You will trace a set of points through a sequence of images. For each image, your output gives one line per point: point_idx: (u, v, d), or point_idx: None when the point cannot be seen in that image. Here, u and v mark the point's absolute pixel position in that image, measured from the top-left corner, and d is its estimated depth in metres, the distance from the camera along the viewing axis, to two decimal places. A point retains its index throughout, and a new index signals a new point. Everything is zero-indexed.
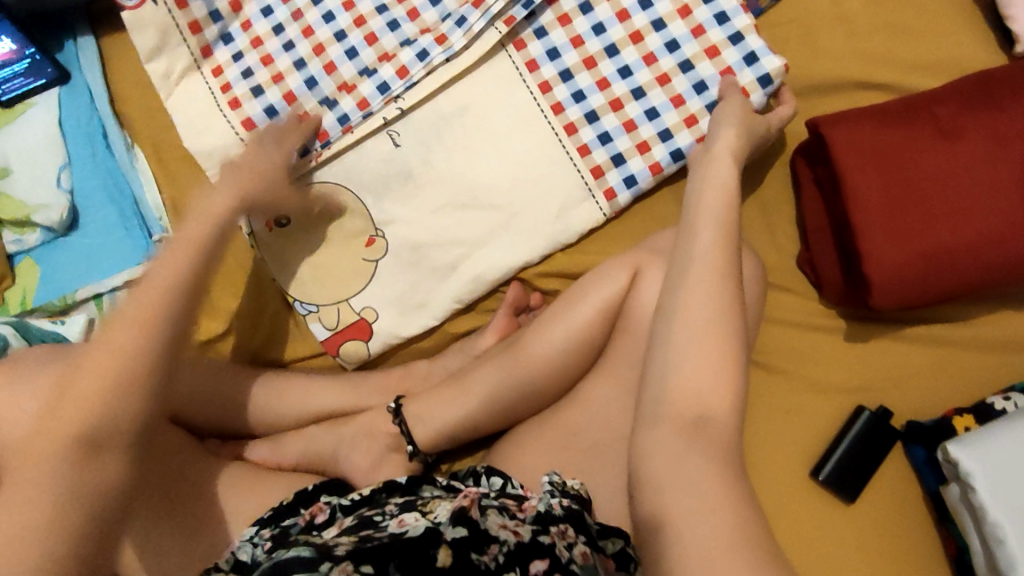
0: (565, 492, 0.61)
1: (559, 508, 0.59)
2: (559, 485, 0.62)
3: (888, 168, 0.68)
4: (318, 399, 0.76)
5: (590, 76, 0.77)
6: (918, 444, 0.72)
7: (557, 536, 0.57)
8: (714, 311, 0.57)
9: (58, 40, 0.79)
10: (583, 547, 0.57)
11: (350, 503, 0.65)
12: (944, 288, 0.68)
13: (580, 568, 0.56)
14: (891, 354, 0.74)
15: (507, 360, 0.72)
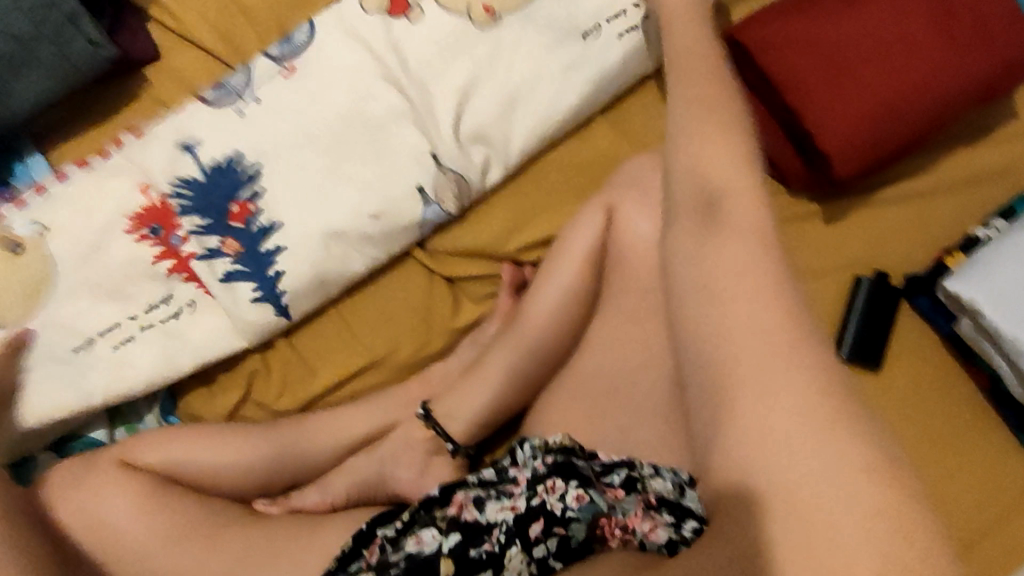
0: (549, 450, 0.65)
1: (546, 464, 0.64)
2: (541, 445, 0.67)
3: (824, 54, 0.71)
4: (349, 428, 0.77)
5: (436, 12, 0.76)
6: (920, 295, 0.74)
7: (546, 492, 0.61)
8: (636, 334, 0.68)
9: (5, 163, 0.80)
10: (575, 491, 0.59)
11: (397, 531, 0.65)
12: (925, 118, 0.71)
13: (578, 510, 0.58)
14: (871, 219, 0.77)
15: (511, 337, 0.74)
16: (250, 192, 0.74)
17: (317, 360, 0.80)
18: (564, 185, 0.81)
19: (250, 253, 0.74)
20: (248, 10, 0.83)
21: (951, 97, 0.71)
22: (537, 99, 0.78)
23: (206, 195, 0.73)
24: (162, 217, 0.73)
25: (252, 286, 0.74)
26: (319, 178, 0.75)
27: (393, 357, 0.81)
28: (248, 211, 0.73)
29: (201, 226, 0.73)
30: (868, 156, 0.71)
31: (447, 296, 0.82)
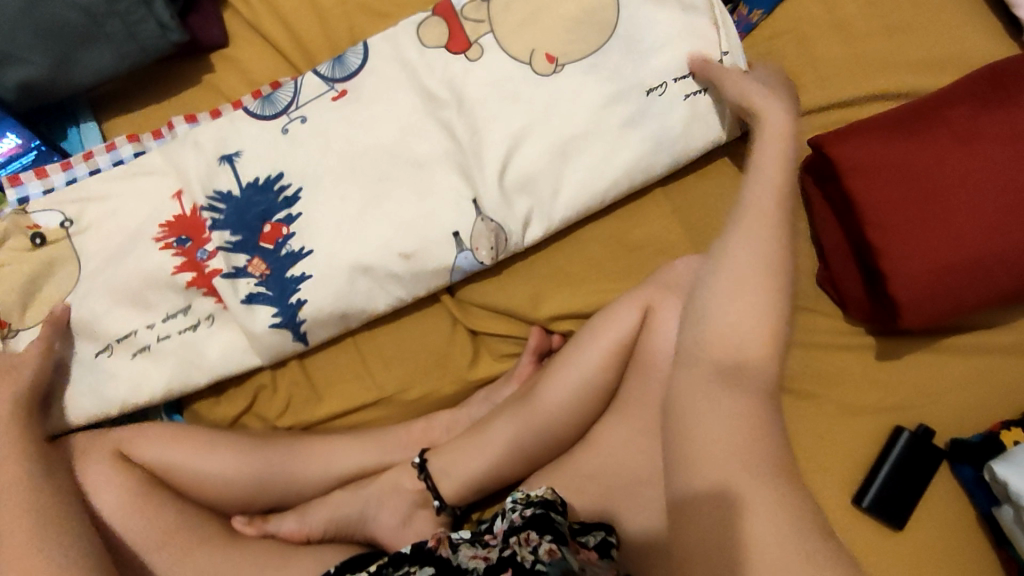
0: (529, 502, 0.62)
1: (522, 517, 0.60)
2: (522, 499, 0.63)
3: (914, 189, 0.64)
4: (341, 462, 0.76)
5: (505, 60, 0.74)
6: (964, 463, 0.69)
7: (520, 544, 0.57)
8: (651, 445, 0.65)
9: (62, 127, 0.81)
10: (549, 545, 0.56)
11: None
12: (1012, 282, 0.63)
13: (548, 564, 0.54)
14: (929, 369, 0.70)
15: (521, 411, 0.71)
16: (284, 214, 0.73)
17: (326, 389, 0.79)
18: (607, 258, 0.77)
19: (276, 277, 0.72)
20: (327, 19, 0.82)
21: None
22: (591, 158, 0.74)
23: (236, 210, 0.73)
24: (193, 226, 0.73)
25: (272, 311, 0.73)
26: (355, 206, 0.73)
27: (402, 400, 0.79)
28: (280, 232, 0.72)
29: (229, 242, 0.72)
30: (942, 312, 0.64)
31: (469, 348, 0.79)
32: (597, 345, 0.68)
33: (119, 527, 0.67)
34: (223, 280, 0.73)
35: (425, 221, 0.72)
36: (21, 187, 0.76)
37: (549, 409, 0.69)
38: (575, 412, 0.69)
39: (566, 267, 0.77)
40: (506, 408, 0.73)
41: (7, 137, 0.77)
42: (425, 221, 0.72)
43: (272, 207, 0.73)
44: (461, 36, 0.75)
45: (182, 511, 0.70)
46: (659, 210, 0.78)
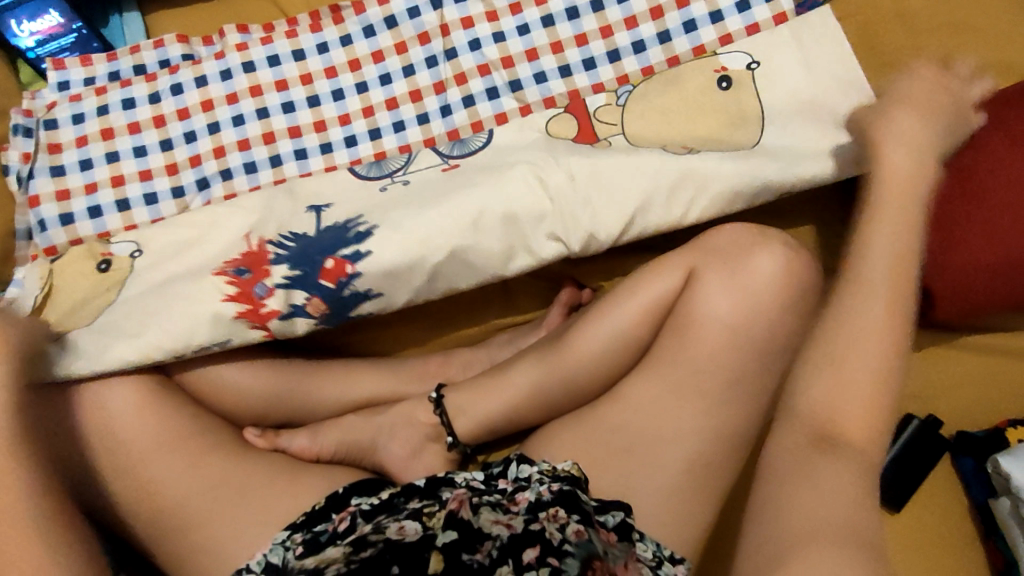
0: (556, 476, 0.63)
1: (550, 492, 0.61)
2: (549, 472, 0.64)
3: (963, 187, 0.66)
4: (358, 387, 0.76)
5: (576, 50, 0.77)
6: (966, 455, 0.71)
7: (548, 520, 0.59)
8: (674, 402, 0.66)
9: (104, 14, 0.80)
10: (577, 526, 0.58)
11: (371, 507, 0.63)
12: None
13: (574, 546, 0.56)
14: (946, 362, 0.73)
15: (547, 357, 0.72)
16: (351, 249, 0.68)
17: None
18: None
19: (337, 308, 0.69)
20: None
21: None
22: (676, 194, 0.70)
23: (302, 248, 0.69)
24: (247, 280, 0.68)
25: (312, 321, 0.69)
26: (424, 216, 0.69)
27: (425, 330, 0.80)
28: (345, 270, 0.68)
29: (286, 277, 0.68)
30: (974, 307, 0.67)
31: (498, 291, 0.80)
32: (632, 299, 0.69)
33: (128, 424, 0.66)
34: (274, 308, 0.68)
35: (491, 264, 0.70)
36: (64, 72, 0.77)
37: (577, 356, 0.70)
38: (601, 361, 0.70)
39: None
40: (530, 352, 0.75)
41: (48, 14, 0.75)
42: (486, 261, 0.70)
43: (342, 240, 0.69)
44: (591, 131, 0.74)
45: (195, 416, 0.69)
46: None
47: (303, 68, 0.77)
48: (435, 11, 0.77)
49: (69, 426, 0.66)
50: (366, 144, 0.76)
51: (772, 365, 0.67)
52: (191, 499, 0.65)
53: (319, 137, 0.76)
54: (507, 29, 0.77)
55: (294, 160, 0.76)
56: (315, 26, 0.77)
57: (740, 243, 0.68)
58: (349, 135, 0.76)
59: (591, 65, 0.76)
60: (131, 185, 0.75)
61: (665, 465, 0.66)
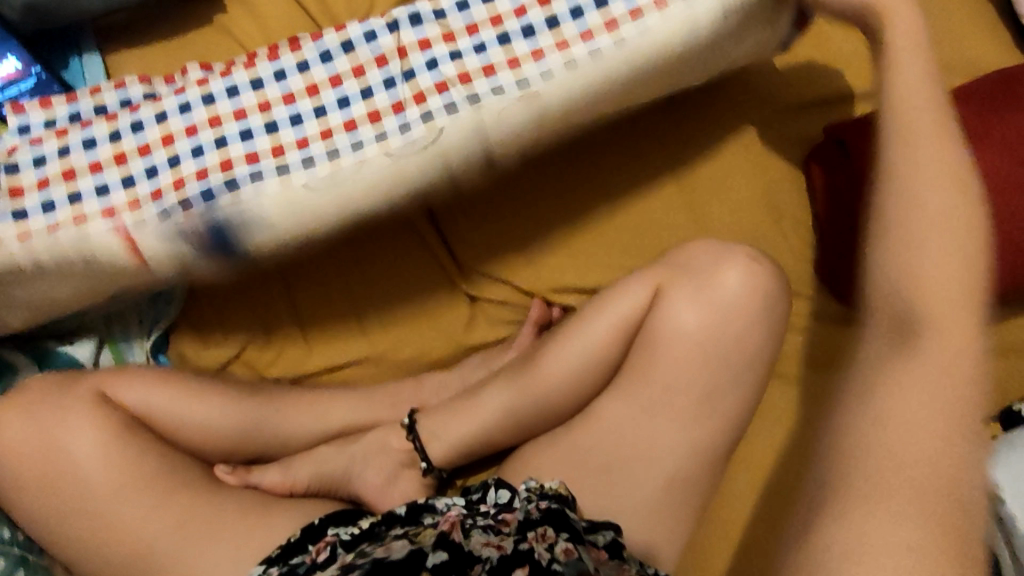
0: (543, 495, 0.62)
1: (537, 511, 0.60)
2: (536, 489, 0.63)
3: None
4: (331, 417, 0.75)
5: (534, 60, 0.72)
6: None
7: (536, 540, 0.57)
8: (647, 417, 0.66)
9: (62, 55, 0.80)
10: (565, 544, 0.56)
11: (350, 538, 0.62)
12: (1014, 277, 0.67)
13: (563, 564, 0.55)
14: None
15: (518, 377, 0.72)
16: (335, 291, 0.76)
17: (318, 345, 0.79)
18: (611, 235, 0.78)
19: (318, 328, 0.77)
20: None
21: None
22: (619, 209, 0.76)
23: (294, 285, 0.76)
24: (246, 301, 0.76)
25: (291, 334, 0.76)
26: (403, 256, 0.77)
27: (395, 358, 0.79)
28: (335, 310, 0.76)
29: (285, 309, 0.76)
30: None
31: (467, 315, 0.79)
32: (601, 316, 0.69)
33: (96, 468, 0.65)
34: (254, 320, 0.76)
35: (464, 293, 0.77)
36: (23, 115, 0.74)
37: (552, 375, 0.70)
38: (576, 379, 0.70)
39: (583, 244, 0.78)
40: (502, 374, 0.74)
41: (7, 60, 0.75)
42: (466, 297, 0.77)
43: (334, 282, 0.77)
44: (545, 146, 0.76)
45: (165, 456, 0.68)
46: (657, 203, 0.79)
47: (261, 97, 0.74)
48: (392, 34, 0.75)
49: (36, 473, 0.65)
50: (323, 165, 0.72)
51: (742, 375, 0.67)
52: (163, 541, 0.64)
53: (276, 161, 0.73)
54: (471, 46, 0.74)
55: (252, 186, 0.72)
56: (270, 56, 0.75)
57: (705, 257, 0.68)
58: (307, 158, 0.73)
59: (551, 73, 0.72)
60: (89, 223, 0.71)
61: (641, 482, 0.65)
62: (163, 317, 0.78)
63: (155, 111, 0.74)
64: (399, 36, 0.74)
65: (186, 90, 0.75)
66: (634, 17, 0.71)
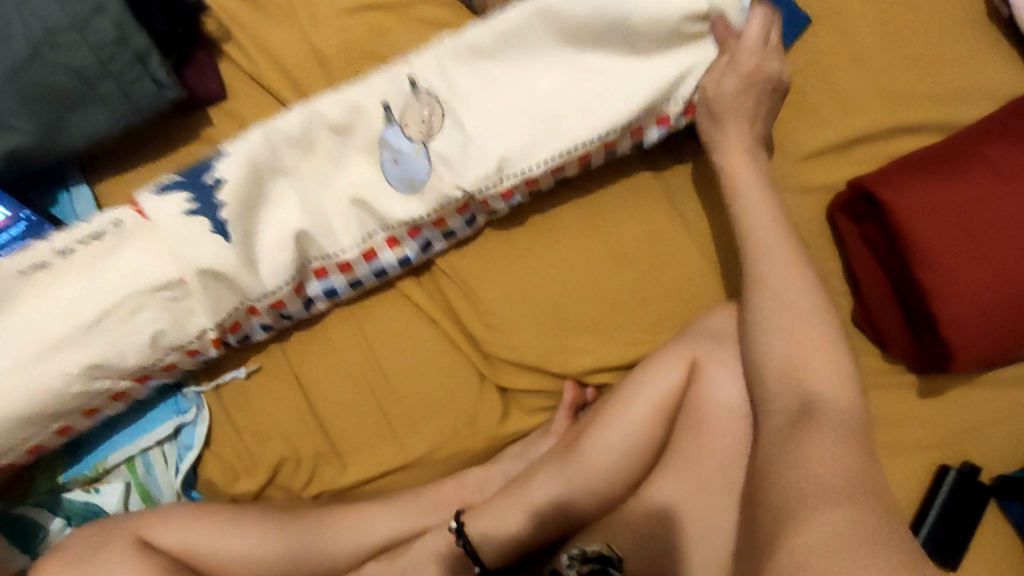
0: (584, 558, 0.63)
1: (577, 573, 0.62)
2: (578, 554, 0.64)
3: (966, 235, 0.63)
4: (374, 529, 0.73)
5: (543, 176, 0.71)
6: (1012, 498, 0.68)
7: None
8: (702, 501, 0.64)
9: (52, 192, 0.80)
10: None
11: None
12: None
13: None
14: (970, 402, 0.70)
15: (561, 470, 0.69)
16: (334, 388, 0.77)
17: (350, 455, 0.77)
18: (639, 306, 0.76)
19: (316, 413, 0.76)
20: (334, 75, 0.82)
21: None
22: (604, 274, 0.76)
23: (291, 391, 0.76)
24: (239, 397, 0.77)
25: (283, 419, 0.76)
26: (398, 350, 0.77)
27: (432, 458, 0.77)
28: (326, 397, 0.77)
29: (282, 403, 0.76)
30: (993, 352, 0.65)
31: (498, 405, 0.77)
32: (637, 398, 0.67)
33: None
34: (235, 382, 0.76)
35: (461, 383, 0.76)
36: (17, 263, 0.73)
37: (595, 466, 0.67)
38: (620, 468, 0.67)
39: (610, 318, 0.76)
40: (544, 466, 0.71)
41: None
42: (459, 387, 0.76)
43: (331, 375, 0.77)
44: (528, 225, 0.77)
45: None
46: (680, 264, 0.76)
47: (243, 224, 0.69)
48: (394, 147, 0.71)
49: None
50: (345, 291, 0.75)
51: None
52: None
53: (296, 298, 0.73)
54: (479, 161, 0.69)
55: (286, 321, 0.75)
56: (263, 187, 0.70)
57: (736, 324, 0.66)
58: (326, 287, 0.74)
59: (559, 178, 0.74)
60: (135, 392, 0.72)
61: None
62: (193, 444, 0.76)
63: (137, 263, 0.67)
64: (397, 153, 0.71)
65: (168, 232, 0.67)
66: (636, 136, 0.72)
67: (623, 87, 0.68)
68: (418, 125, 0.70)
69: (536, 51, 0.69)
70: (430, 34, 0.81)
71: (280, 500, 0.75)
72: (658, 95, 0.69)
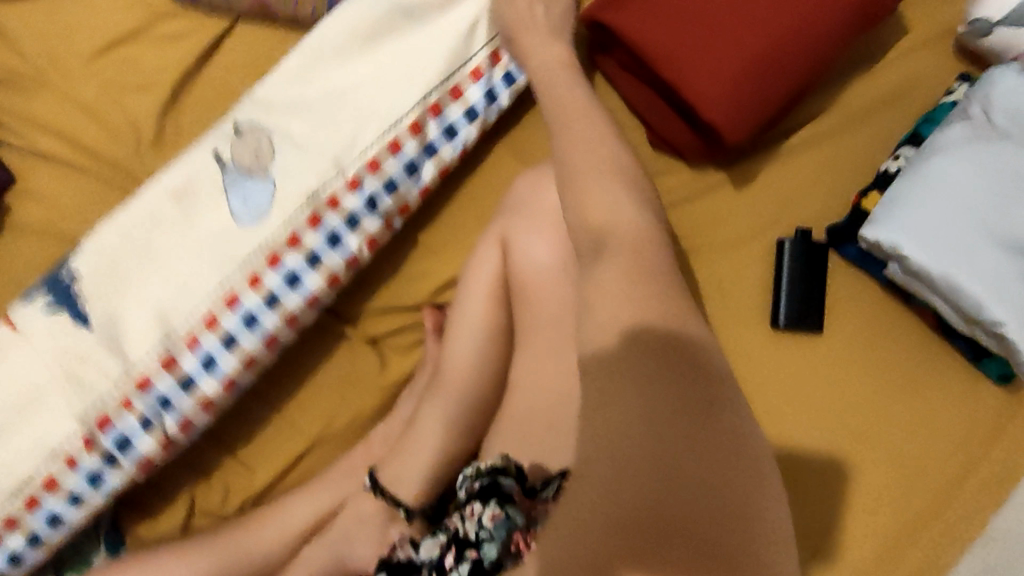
0: (481, 473, 0.56)
1: (473, 491, 0.55)
2: (474, 470, 0.57)
3: (685, 21, 0.66)
4: (299, 516, 0.74)
5: (376, 176, 0.71)
6: (848, 243, 0.71)
7: (466, 518, 0.53)
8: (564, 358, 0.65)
9: None
10: (491, 510, 0.52)
11: None
12: (778, 64, 0.66)
13: (490, 530, 0.51)
14: (781, 175, 0.73)
15: (438, 386, 0.71)
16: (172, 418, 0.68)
17: (256, 458, 0.78)
18: (466, 216, 0.78)
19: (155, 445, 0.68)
20: (100, 114, 0.80)
21: (829, 31, 0.67)
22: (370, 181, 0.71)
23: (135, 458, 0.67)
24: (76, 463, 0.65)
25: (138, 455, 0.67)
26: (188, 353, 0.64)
27: (332, 430, 0.78)
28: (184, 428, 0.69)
29: (120, 457, 0.67)
30: (757, 115, 0.66)
31: (375, 357, 0.79)
32: (473, 288, 0.69)
33: None
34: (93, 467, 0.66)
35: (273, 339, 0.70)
36: None
37: (459, 366, 0.69)
38: (485, 357, 0.69)
39: (443, 237, 0.78)
40: (427, 388, 0.74)
41: None
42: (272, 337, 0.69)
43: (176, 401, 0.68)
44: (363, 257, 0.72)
45: None
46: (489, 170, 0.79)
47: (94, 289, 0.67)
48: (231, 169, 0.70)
49: None
50: (225, 358, 0.68)
51: None
52: None
53: (173, 375, 0.67)
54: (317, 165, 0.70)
55: (165, 412, 0.68)
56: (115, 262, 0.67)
57: (533, 186, 0.67)
58: (204, 357, 0.68)
59: (394, 185, 0.72)
60: (25, 521, 0.65)
61: None
62: None
63: (9, 372, 0.65)
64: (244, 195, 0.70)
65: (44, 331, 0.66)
66: (457, 98, 0.74)
67: (419, 50, 0.72)
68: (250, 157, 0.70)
69: (323, 66, 0.72)
70: (180, 47, 0.80)
71: (208, 518, 0.77)
72: (450, 61, 0.73)
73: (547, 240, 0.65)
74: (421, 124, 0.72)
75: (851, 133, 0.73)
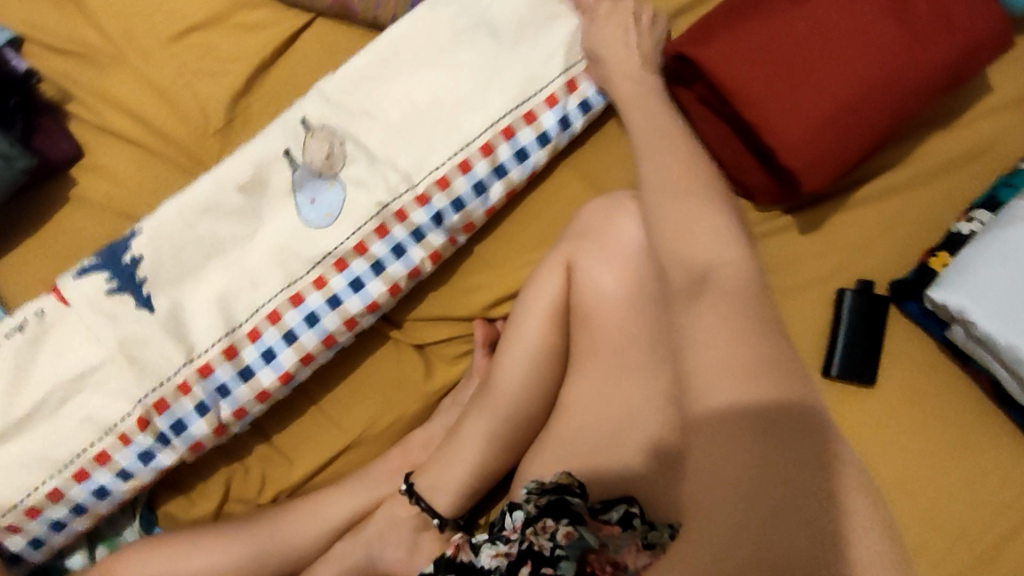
0: (542, 491, 0.57)
1: (538, 507, 0.55)
2: (536, 489, 0.58)
3: (776, 65, 0.66)
4: (334, 512, 0.75)
5: (445, 195, 0.71)
6: (911, 300, 0.70)
7: (536, 532, 0.53)
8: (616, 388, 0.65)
9: None
10: (565, 528, 0.52)
11: None
12: (864, 117, 0.66)
13: (565, 547, 0.50)
14: (849, 225, 0.72)
15: (485, 402, 0.71)
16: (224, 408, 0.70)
17: (296, 451, 0.79)
18: (525, 232, 0.78)
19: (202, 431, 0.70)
20: (172, 96, 0.81)
21: (921, 86, 0.66)
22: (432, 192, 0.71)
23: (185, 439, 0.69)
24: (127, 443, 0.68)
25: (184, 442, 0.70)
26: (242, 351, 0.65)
27: (374, 431, 0.78)
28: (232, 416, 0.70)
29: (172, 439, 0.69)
30: (836, 168, 0.67)
31: (421, 363, 0.80)
32: (531, 311, 0.69)
33: None
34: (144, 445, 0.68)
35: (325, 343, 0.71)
36: None
37: (509, 385, 0.69)
38: (535, 380, 0.69)
39: (500, 252, 0.79)
40: (472, 402, 0.74)
41: None
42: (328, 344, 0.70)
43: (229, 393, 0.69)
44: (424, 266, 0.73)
45: None
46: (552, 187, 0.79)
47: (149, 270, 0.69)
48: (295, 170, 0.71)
49: None
50: (284, 353, 0.70)
51: None
52: None
53: (231, 365, 0.69)
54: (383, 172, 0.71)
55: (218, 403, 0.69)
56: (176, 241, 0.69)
57: (602, 214, 0.67)
58: (264, 351, 0.69)
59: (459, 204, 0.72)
60: (69, 495, 0.68)
61: None
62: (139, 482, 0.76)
63: (60, 348, 0.68)
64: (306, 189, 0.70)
65: (96, 310, 0.68)
66: (529, 122, 0.73)
67: (493, 61, 0.72)
68: (320, 156, 0.71)
69: (395, 70, 0.72)
70: (257, 37, 0.81)
71: (242, 505, 0.78)
72: (524, 75, 0.72)
73: (613, 271, 0.65)
74: (493, 147, 0.72)
75: (923, 189, 0.72)
